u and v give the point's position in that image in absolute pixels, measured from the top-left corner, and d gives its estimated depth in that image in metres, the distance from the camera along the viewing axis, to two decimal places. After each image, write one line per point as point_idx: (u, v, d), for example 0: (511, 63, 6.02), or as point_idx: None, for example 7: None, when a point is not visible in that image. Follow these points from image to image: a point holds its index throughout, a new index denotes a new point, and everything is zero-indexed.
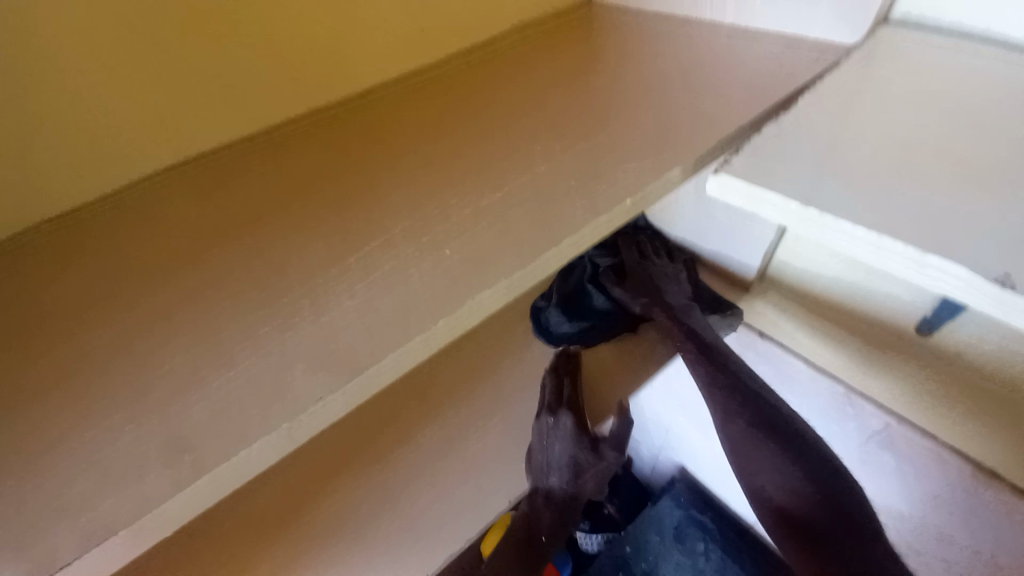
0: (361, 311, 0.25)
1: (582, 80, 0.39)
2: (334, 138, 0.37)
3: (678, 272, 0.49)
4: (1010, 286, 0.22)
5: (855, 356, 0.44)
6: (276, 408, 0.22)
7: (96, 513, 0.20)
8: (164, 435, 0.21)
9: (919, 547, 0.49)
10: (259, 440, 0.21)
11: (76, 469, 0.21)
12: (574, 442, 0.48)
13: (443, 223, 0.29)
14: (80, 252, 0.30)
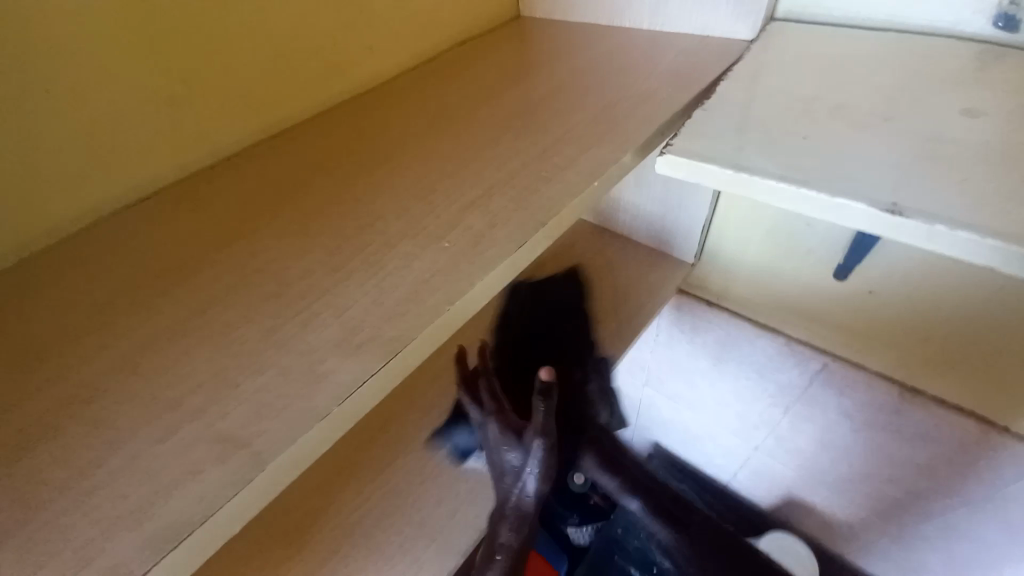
0: (378, 303, 0.29)
1: (531, 87, 0.47)
2: (325, 146, 0.41)
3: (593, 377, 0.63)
4: (897, 212, 0.30)
5: (788, 313, 0.68)
6: (322, 393, 0.25)
7: (156, 524, 0.21)
8: (212, 436, 0.23)
9: (835, 437, 0.77)
10: (313, 425, 0.24)
11: (128, 482, 0.22)
12: (501, 448, 0.50)
13: (435, 222, 0.33)
14: (83, 270, 0.32)
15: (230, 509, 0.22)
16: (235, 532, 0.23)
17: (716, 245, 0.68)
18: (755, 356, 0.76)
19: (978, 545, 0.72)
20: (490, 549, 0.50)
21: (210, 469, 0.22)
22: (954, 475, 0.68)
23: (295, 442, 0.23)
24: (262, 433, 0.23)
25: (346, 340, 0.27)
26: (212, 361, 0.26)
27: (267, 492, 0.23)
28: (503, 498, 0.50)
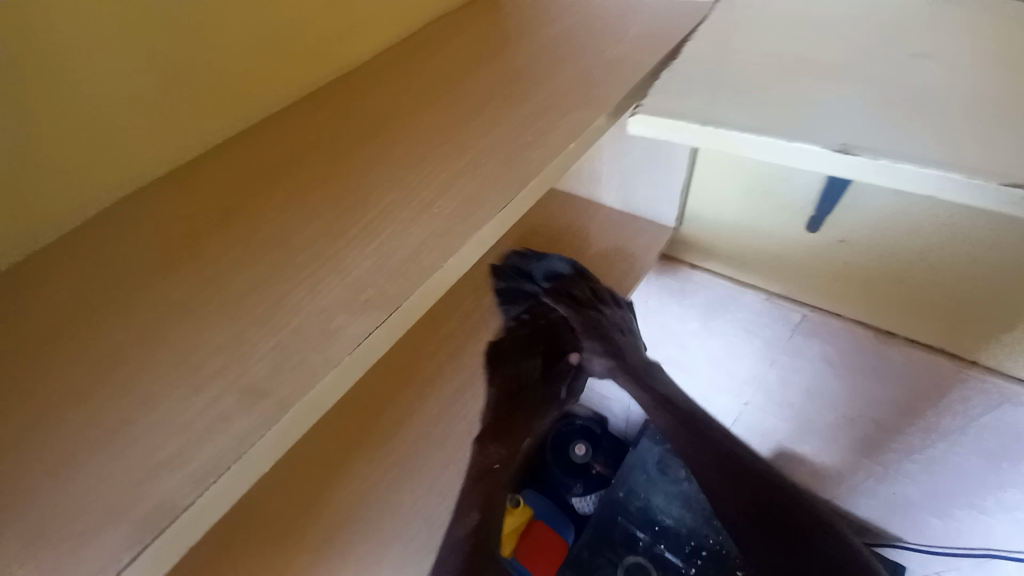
0: (379, 265, 0.31)
1: (507, 59, 0.49)
2: (310, 127, 0.43)
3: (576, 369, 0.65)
4: (847, 151, 0.33)
5: (766, 272, 0.72)
6: (336, 344, 0.27)
7: (194, 465, 0.23)
8: (237, 389, 0.26)
9: (817, 385, 0.81)
10: (329, 372, 0.26)
11: (161, 436, 0.24)
12: (530, 368, 0.63)
13: (424, 191, 0.35)
14: (79, 262, 0.33)
15: (259, 448, 0.24)
16: (265, 470, 0.25)
17: (697, 207, 0.71)
18: (739, 315, 0.79)
19: (951, 474, 0.78)
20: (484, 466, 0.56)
21: (240, 417, 0.25)
22: (930, 407, 0.72)
23: (315, 386, 0.26)
24: (284, 383, 0.26)
25: (354, 299, 0.29)
26: (227, 326, 0.29)
27: (293, 433, 0.26)
28: (501, 419, 0.59)
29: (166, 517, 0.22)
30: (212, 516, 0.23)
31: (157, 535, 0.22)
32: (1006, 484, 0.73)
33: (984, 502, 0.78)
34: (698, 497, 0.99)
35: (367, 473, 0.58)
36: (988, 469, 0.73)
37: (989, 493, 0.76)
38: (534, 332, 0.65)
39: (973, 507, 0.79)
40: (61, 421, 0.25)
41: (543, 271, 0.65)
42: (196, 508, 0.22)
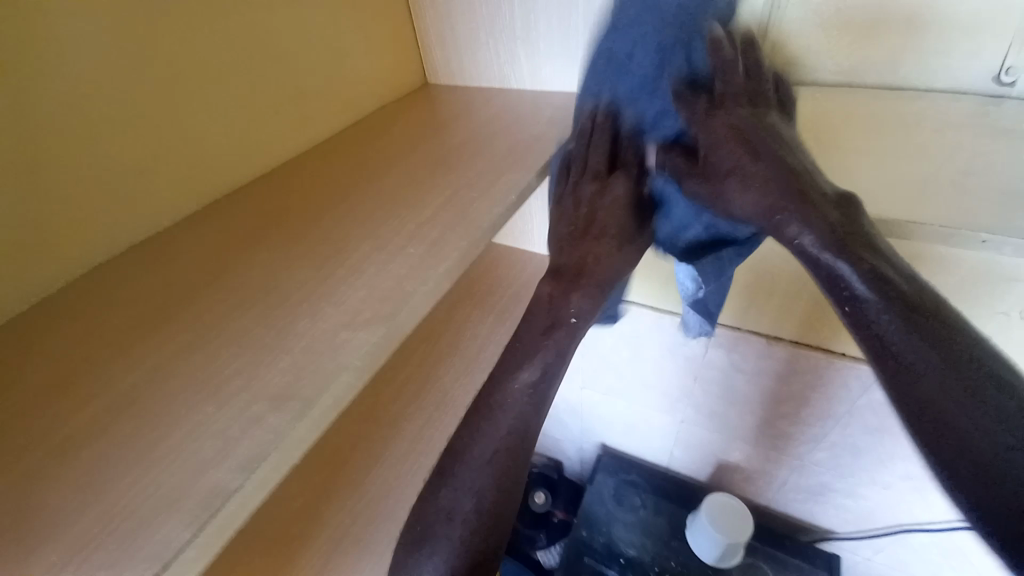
0: (370, 293, 0.38)
1: (449, 137, 0.61)
2: (288, 201, 0.52)
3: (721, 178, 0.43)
4: None
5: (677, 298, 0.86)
6: (344, 352, 0.34)
7: (237, 456, 0.28)
8: (264, 396, 0.31)
9: (733, 391, 0.94)
10: (343, 373, 0.33)
11: (203, 440, 0.30)
12: (628, 207, 0.51)
13: (398, 238, 0.44)
14: (86, 319, 0.40)
15: (292, 438, 0.30)
16: (295, 460, 0.30)
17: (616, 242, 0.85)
18: (654, 346, 0.94)
19: (850, 456, 0.90)
20: (558, 317, 0.48)
21: (270, 416, 0.30)
22: (822, 397, 0.85)
23: (332, 384, 0.32)
24: (305, 386, 0.32)
25: (352, 319, 0.36)
26: (240, 353, 0.34)
27: (317, 425, 0.31)
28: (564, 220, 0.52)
29: (220, 498, 0.27)
30: (254, 500, 0.29)
31: (214, 514, 0.27)
32: (894, 454, 0.86)
33: (885, 477, 0.90)
34: (654, 523, 1.08)
35: (342, 518, 0.61)
36: (878, 443, 0.86)
37: (888, 467, 0.88)
38: (638, 157, 0.52)
39: (878, 483, 0.91)
40: (91, 443, 0.31)
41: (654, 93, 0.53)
42: (244, 490, 0.28)
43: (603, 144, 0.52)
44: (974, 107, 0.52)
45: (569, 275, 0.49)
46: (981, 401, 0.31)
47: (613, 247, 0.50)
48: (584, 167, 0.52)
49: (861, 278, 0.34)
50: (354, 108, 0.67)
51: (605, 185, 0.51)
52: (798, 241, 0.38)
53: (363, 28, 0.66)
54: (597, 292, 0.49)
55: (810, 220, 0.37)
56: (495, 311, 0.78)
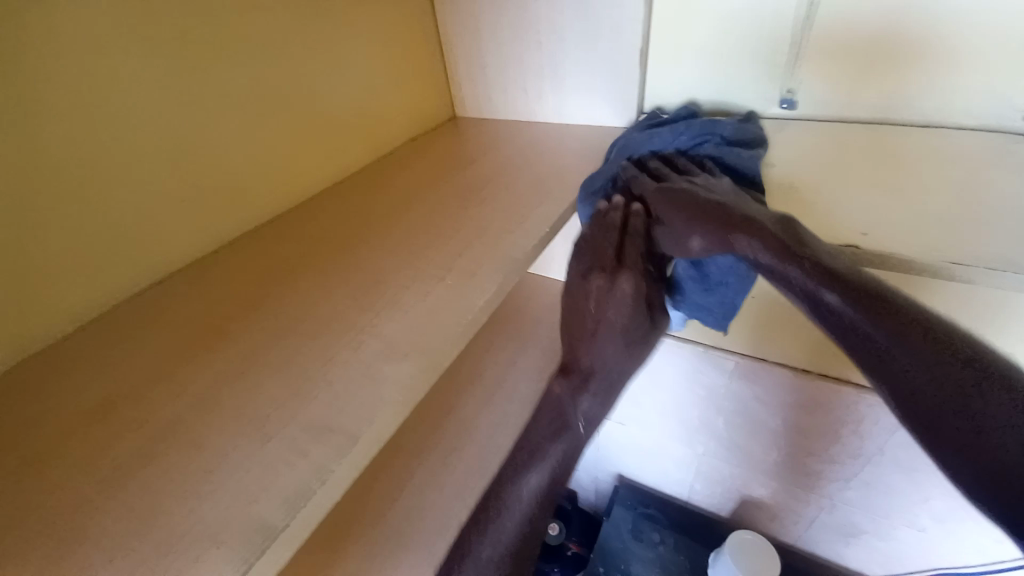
0: (408, 325, 0.39)
1: (479, 169, 0.62)
2: (324, 231, 0.53)
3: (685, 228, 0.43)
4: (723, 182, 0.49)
5: (701, 327, 0.85)
6: (386, 386, 0.34)
7: (286, 492, 0.29)
8: (309, 430, 0.32)
9: (757, 424, 0.91)
10: (385, 408, 0.33)
11: (250, 474, 0.30)
12: (638, 306, 0.49)
13: (433, 269, 0.45)
14: (130, 346, 0.41)
15: (337, 474, 0.30)
16: (337, 497, 0.31)
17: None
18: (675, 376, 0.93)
19: (882, 495, 0.87)
20: (565, 420, 0.49)
21: (315, 450, 0.31)
22: (853, 433, 0.82)
23: (373, 419, 0.33)
24: (350, 421, 0.32)
25: (392, 353, 0.37)
26: (284, 386, 0.35)
27: (360, 461, 0.32)
28: (572, 315, 0.51)
29: (267, 537, 0.28)
30: (297, 539, 0.29)
31: (260, 555, 0.27)
32: (930, 495, 0.82)
33: (920, 519, 0.86)
34: (674, 560, 1.05)
35: (361, 550, 0.59)
36: (910, 484, 0.83)
37: (921, 509, 0.85)
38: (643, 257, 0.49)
39: (910, 525, 0.88)
40: (132, 477, 0.31)
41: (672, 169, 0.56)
42: (290, 529, 0.28)
43: (613, 240, 0.50)
44: (982, 143, 0.55)
45: (578, 377, 0.50)
46: (970, 399, 0.28)
47: (627, 348, 0.49)
48: (591, 265, 0.50)
49: (821, 285, 0.33)
50: (387, 140, 0.70)
51: (613, 282, 0.49)
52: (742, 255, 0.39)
53: (396, 65, 0.69)
54: (606, 392, 0.49)
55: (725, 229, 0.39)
56: (517, 339, 0.78)
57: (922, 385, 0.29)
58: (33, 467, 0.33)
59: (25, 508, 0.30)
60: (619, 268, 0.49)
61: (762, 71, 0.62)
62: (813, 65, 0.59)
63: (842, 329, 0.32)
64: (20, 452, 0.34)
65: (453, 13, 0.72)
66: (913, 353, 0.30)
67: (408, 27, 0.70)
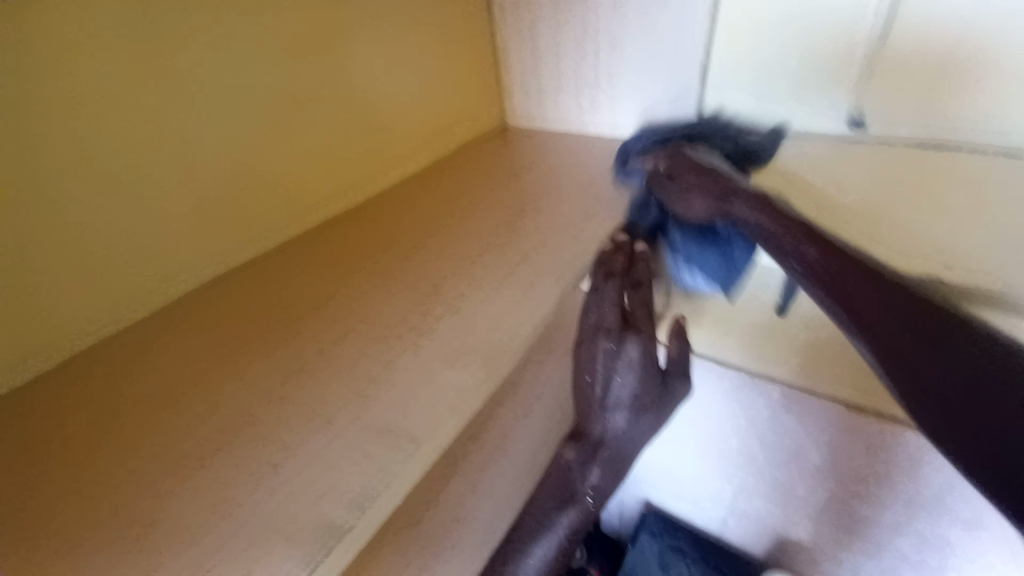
0: (467, 331, 0.39)
1: (530, 180, 0.62)
2: (378, 234, 0.54)
3: (682, 191, 0.51)
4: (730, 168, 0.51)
5: (740, 352, 0.81)
6: (448, 391, 0.34)
7: (351, 492, 0.29)
8: (374, 432, 0.32)
9: (800, 461, 0.86)
10: (448, 413, 0.33)
11: (317, 471, 0.30)
12: (646, 374, 0.44)
13: (489, 276, 0.45)
14: (198, 335, 0.43)
15: (401, 477, 0.30)
16: (399, 501, 0.30)
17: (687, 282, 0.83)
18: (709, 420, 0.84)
19: (932, 547, 0.80)
20: (572, 490, 0.45)
21: (380, 452, 0.31)
22: (908, 476, 0.76)
23: (437, 423, 0.32)
24: (413, 425, 0.32)
25: (453, 358, 0.37)
26: (349, 385, 0.36)
27: (422, 467, 0.31)
28: (577, 377, 0.46)
29: (334, 536, 0.27)
30: (361, 541, 0.29)
31: (329, 553, 0.27)
32: (993, 554, 0.75)
33: None
34: None
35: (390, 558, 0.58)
36: (969, 539, 0.76)
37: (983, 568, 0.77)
38: (653, 317, 0.44)
39: None
40: (200, 464, 0.32)
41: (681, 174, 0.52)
42: (356, 529, 0.28)
43: (618, 296, 0.43)
44: None
45: (588, 444, 0.45)
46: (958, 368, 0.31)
47: (637, 415, 0.45)
48: (595, 324, 0.44)
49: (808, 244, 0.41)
50: (439, 149, 0.71)
51: (620, 347, 0.43)
52: (749, 219, 0.45)
53: (454, 76, 0.71)
54: (615, 462, 0.46)
55: (736, 196, 0.47)
56: None
57: (929, 361, 0.32)
58: (102, 448, 0.34)
59: (91, 490, 0.31)
60: (626, 330, 0.43)
61: (826, 92, 0.60)
62: (883, 85, 0.57)
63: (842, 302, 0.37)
64: (92, 430, 0.35)
65: (511, 27, 0.73)
66: (893, 316, 0.35)
67: (468, 40, 0.71)
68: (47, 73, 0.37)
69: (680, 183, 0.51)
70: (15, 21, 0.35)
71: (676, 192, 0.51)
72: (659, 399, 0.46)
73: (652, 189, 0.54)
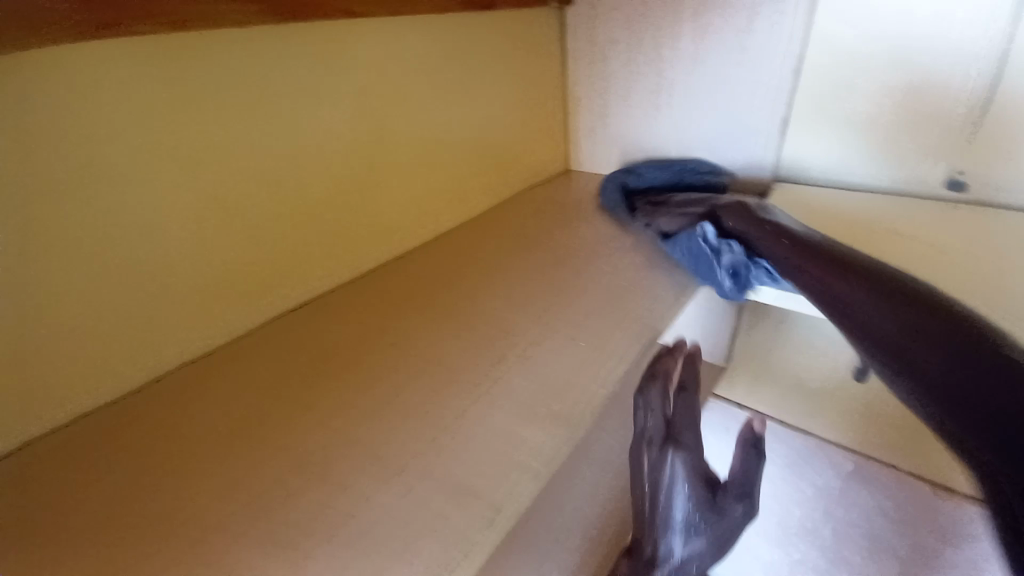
0: (543, 385, 0.38)
1: (595, 224, 0.62)
2: (447, 272, 0.55)
3: (681, 216, 0.55)
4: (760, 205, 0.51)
5: (804, 412, 0.72)
6: (527, 453, 0.33)
7: (426, 559, 0.28)
8: (449, 491, 0.31)
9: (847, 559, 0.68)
10: (526, 478, 0.32)
11: (392, 529, 0.30)
12: (697, 493, 0.38)
13: (562, 325, 0.45)
14: (274, 364, 0.44)
15: (476, 545, 0.29)
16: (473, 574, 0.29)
17: (751, 335, 0.76)
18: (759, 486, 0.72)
19: None
20: None
21: (456, 514, 0.30)
22: None
23: (514, 488, 0.31)
24: (490, 487, 0.31)
25: (530, 414, 0.36)
26: (422, 433, 0.35)
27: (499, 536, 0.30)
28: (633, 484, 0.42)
29: None
30: None
31: None
32: None
33: None
34: None
35: None
36: None
37: None
38: (697, 430, 0.39)
39: None
40: (280, 507, 0.32)
41: (681, 206, 0.56)
42: None
43: (660, 409, 0.39)
44: None
45: (643, 558, 0.41)
46: (967, 357, 0.29)
47: (692, 540, 0.39)
48: (641, 432, 0.41)
49: (809, 263, 0.42)
50: (505, 188, 0.72)
51: (664, 462, 0.39)
52: (740, 230, 0.50)
53: (526, 119, 0.72)
54: None
55: (726, 212, 0.52)
56: None
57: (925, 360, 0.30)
58: (180, 475, 0.34)
59: (169, 519, 0.32)
60: (671, 445, 0.39)
61: (920, 150, 0.57)
62: (987, 149, 0.54)
63: (849, 310, 0.38)
64: (172, 461, 0.35)
65: (585, 74, 0.74)
66: (898, 322, 0.34)
67: (541, 85, 0.73)
68: (178, 112, 0.39)
69: (677, 213, 0.56)
70: (156, 62, 0.37)
71: (669, 213, 0.56)
72: (718, 525, 0.40)
73: (652, 219, 0.58)
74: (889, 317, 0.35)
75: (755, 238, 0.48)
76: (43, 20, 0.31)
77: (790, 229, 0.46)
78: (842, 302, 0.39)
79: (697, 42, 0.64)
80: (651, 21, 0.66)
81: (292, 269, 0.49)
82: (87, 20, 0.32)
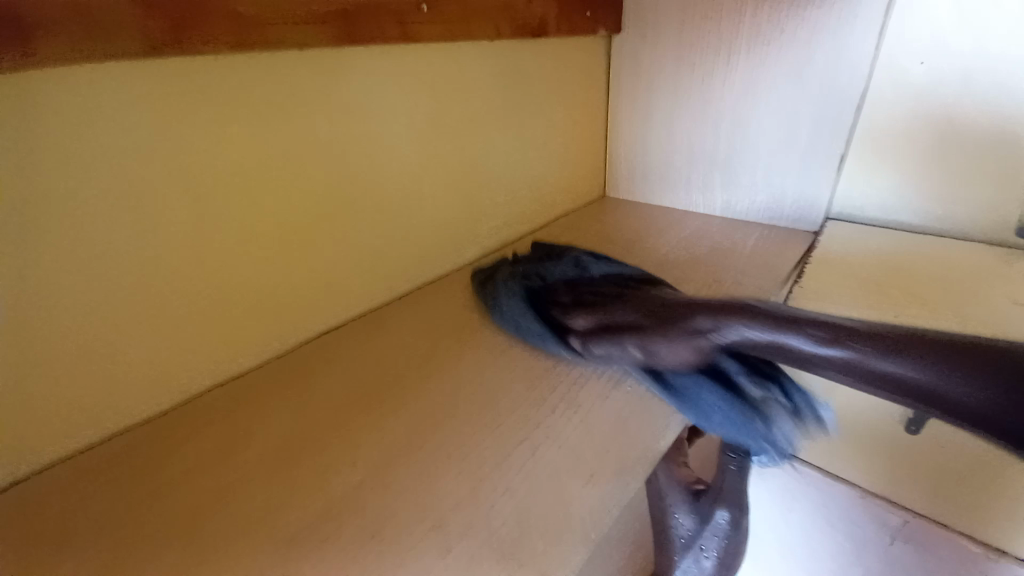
0: (589, 437, 0.37)
1: (633, 255, 0.60)
2: (481, 301, 0.54)
3: (674, 340, 0.39)
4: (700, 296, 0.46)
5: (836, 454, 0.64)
6: (576, 516, 0.31)
7: None
8: (493, 553, 0.29)
9: None
10: (575, 543, 0.30)
11: None
12: None
13: (607, 368, 0.43)
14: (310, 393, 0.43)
15: None
16: None
17: None
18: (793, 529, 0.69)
19: None
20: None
21: None
22: None
23: (564, 556, 0.29)
24: (537, 550, 0.29)
25: (577, 469, 0.34)
26: (461, 480, 0.34)
27: None
28: None
29: None
30: None
31: None
32: None
33: None
34: None
35: None
36: None
37: None
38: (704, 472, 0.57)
39: None
40: (312, 555, 0.30)
41: (652, 324, 0.41)
42: None
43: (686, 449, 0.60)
44: None
45: None
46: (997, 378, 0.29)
47: None
48: None
49: (800, 336, 0.35)
50: (541, 213, 0.71)
51: None
52: (743, 339, 0.37)
53: (566, 143, 0.71)
54: None
55: (718, 316, 0.39)
56: None
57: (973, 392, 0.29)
58: (216, 506, 0.33)
59: (205, 552, 0.31)
60: None
61: (982, 195, 0.55)
62: None
63: (869, 369, 0.33)
64: (209, 489, 0.35)
65: (626, 99, 0.73)
66: (917, 362, 0.31)
67: (583, 110, 0.72)
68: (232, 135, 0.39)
69: (658, 331, 0.40)
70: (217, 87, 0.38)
71: (657, 331, 0.40)
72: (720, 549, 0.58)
73: (626, 349, 0.41)
74: (902, 358, 0.32)
75: (749, 336, 0.37)
76: (121, 42, 0.31)
77: (752, 309, 0.38)
78: (846, 361, 0.33)
79: (749, 74, 0.62)
80: (699, 51, 0.65)
81: (327, 291, 0.49)
82: (161, 39, 0.33)
